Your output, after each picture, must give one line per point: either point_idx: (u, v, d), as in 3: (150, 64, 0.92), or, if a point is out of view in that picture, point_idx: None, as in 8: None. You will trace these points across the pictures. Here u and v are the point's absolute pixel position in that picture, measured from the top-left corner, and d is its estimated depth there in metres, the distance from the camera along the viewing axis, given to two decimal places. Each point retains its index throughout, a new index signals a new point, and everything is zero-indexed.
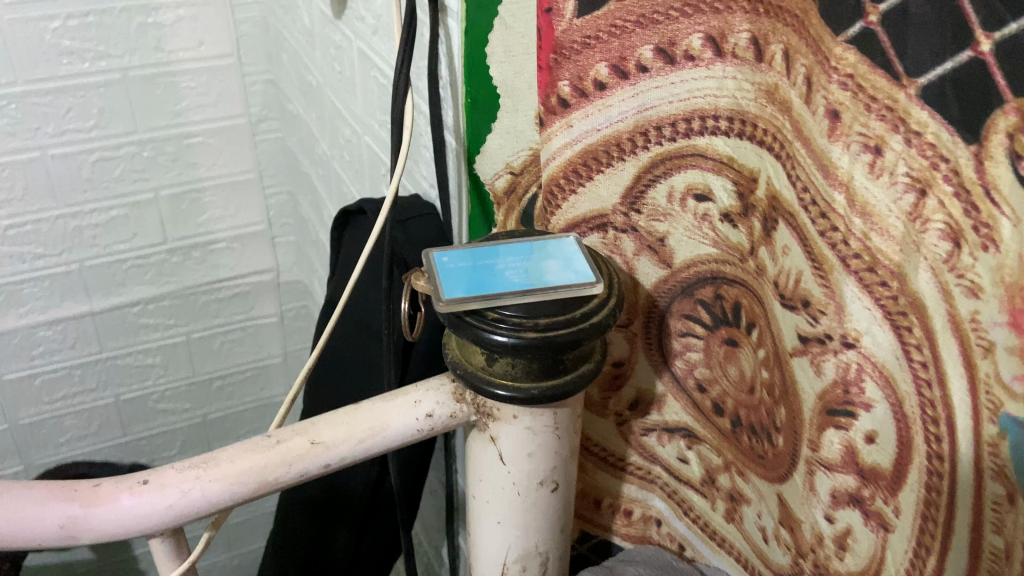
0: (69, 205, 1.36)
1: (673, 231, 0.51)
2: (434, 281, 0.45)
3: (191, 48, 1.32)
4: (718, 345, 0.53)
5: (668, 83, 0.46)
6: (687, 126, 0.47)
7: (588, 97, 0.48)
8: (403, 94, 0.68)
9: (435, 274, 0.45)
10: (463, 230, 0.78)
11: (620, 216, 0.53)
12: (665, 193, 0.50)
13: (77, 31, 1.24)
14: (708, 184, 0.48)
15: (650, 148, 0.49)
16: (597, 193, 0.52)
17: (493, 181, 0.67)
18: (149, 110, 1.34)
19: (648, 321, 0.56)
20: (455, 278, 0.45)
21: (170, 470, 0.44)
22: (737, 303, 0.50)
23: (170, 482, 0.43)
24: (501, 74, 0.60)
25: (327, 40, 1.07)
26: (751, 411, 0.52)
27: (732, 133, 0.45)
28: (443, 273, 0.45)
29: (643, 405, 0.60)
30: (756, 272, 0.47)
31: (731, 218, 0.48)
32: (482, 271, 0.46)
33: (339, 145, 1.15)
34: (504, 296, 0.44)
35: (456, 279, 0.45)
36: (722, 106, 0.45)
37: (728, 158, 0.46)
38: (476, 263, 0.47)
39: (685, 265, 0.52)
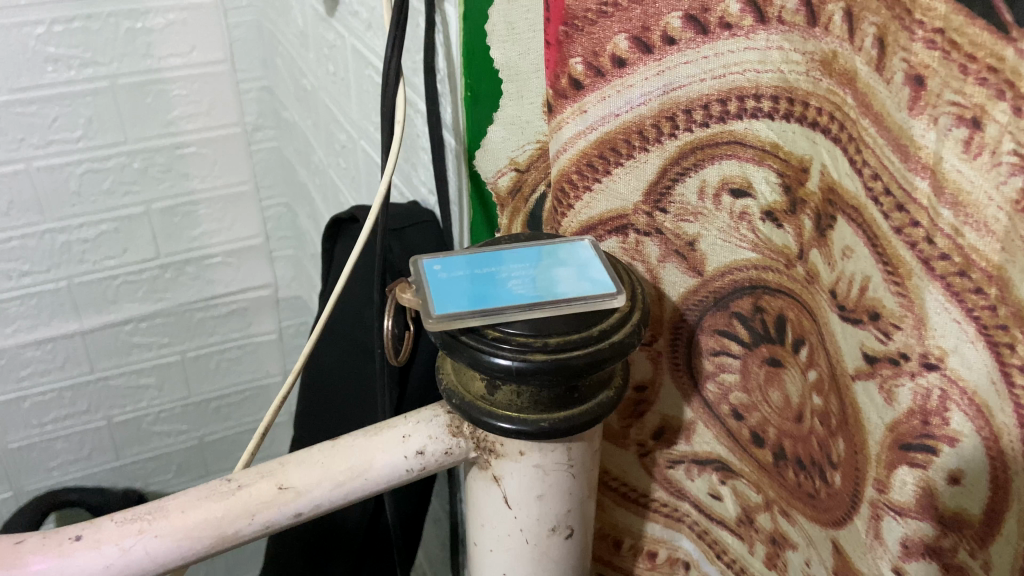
0: (56, 220, 1.29)
1: (705, 233, 0.44)
2: (424, 293, 0.38)
3: (182, 54, 1.26)
4: (758, 365, 0.45)
5: (700, 57, 0.39)
6: (721, 108, 0.40)
7: (605, 77, 0.41)
8: (395, 88, 0.61)
9: (426, 285, 0.38)
10: (465, 237, 0.71)
11: (643, 217, 0.45)
12: (695, 188, 0.43)
13: (62, 38, 1.19)
14: (748, 178, 0.41)
15: (678, 136, 0.42)
16: (616, 190, 0.45)
17: (496, 179, 0.60)
18: (138, 119, 1.27)
19: (675, 339, 0.49)
20: (450, 289, 0.38)
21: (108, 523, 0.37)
22: (782, 316, 0.43)
23: (106, 538, 0.37)
24: (504, 56, 0.53)
25: (321, 40, 1.01)
26: (799, 442, 0.44)
27: (778, 115, 0.38)
28: (435, 284, 0.38)
29: (669, 434, 0.52)
30: (806, 280, 0.40)
31: (775, 216, 0.41)
32: (482, 281, 0.39)
33: (334, 151, 1.09)
34: (506, 310, 0.37)
35: (450, 291, 0.38)
36: (765, 83, 0.38)
37: (772, 145, 0.39)
38: (476, 272, 0.39)
39: (719, 272, 0.44)
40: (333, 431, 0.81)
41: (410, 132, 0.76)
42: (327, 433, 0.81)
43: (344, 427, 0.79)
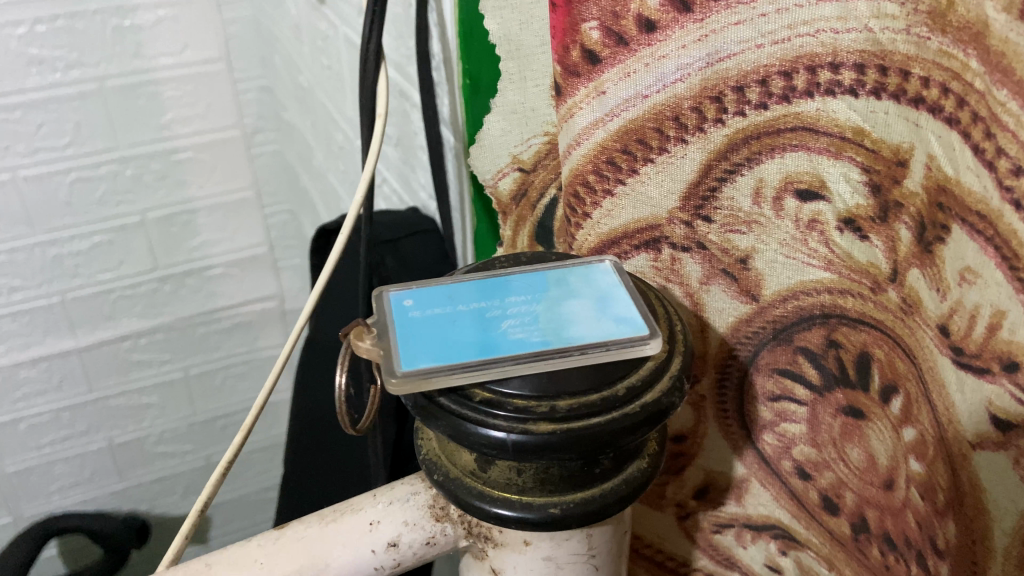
0: (47, 232, 1.21)
1: (762, 247, 0.34)
2: (390, 342, 0.28)
3: (174, 53, 1.17)
4: (831, 415, 0.35)
5: (756, 15, 0.29)
6: (785, 84, 0.30)
7: (629, 46, 0.32)
8: (376, 76, 0.52)
9: (394, 330, 0.28)
10: (468, 248, 0.62)
11: (681, 227, 0.36)
12: (749, 188, 0.33)
13: (45, 38, 1.10)
14: (821, 176, 0.31)
15: (725, 123, 0.32)
16: (645, 194, 0.36)
17: (495, 183, 0.50)
18: (130, 124, 1.18)
19: (723, 379, 0.39)
20: (426, 334, 0.28)
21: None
22: (865, 355, 0.33)
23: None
24: (501, 28, 0.44)
25: (314, 32, 0.92)
26: (887, 516, 0.34)
27: (863, 90, 0.28)
28: (404, 328, 0.29)
29: (714, 493, 0.42)
30: (902, 308, 0.30)
31: (857, 225, 0.31)
32: (469, 320, 0.29)
33: (333, 154, 1.00)
34: (500, 361, 0.27)
35: (424, 336, 0.28)
36: (846, 48, 0.28)
37: (855, 131, 0.29)
38: (462, 307, 0.30)
39: (780, 298, 0.34)
40: (337, 466, 0.72)
41: (407, 129, 0.67)
42: (331, 469, 0.73)
43: (346, 462, 0.71)
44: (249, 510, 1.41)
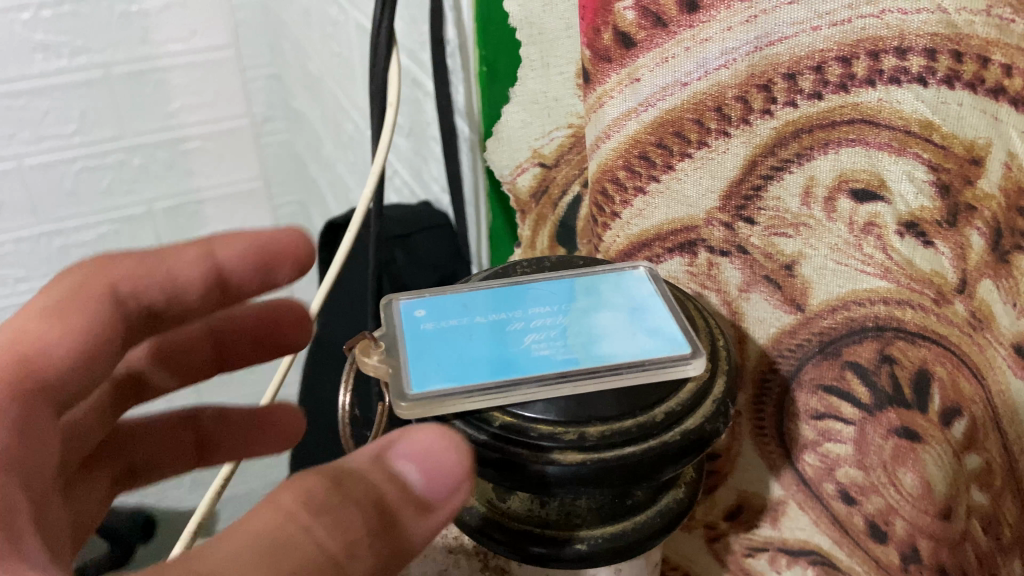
0: (52, 222, 1.19)
1: (811, 252, 0.31)
2: (400, 357, 0.26)
3: (182, 40, 1.12)
4: (882, 436, 0.32)
5: None
6: (843, 71, 0.27)
7: (667, 28, 0.29)
8: (386, 63, 0.49)
9: (403, 344, 0.26)
10: (483, 245, 0.59)
11: (719, 230, 0.33)
12: (798, 187, 0.30)
13: (51, 23, 1.06)
14: (880, 174, 0.28)
15: (773, 114, 0.29)
16: (682, 192, 0.33)
17: (513, 179, 0.47)
18: (137, 113, 1.15)
19: (761, 396, 0.36)
20: (439, 349, 0.26)
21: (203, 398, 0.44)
22: (924, 373, 0.29)
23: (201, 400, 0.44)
24: (522, 10, 0.41)
25: (324, 17, 0.89)
26: (945, 548, 0.31)
27: (933, 78, 0.25)
28: (415, 344, 0.26)
29: (748, 515, 0.39)
30: (970, 324, 0.27)
31: (920, 229, 0.27)
32: (487, 334, 0.26)
33: (343, 144, 0.97)
34: (523, 383, 0.24)
35: (435, 353, 0.26)
36: (915, 31, 0.25)
37: (922, 125, 0.26)
38: (480, 319, 0.27)
39: (827, 309, 0.31)
40: None
41: (419, 119, 0.64)
42: None
43: None
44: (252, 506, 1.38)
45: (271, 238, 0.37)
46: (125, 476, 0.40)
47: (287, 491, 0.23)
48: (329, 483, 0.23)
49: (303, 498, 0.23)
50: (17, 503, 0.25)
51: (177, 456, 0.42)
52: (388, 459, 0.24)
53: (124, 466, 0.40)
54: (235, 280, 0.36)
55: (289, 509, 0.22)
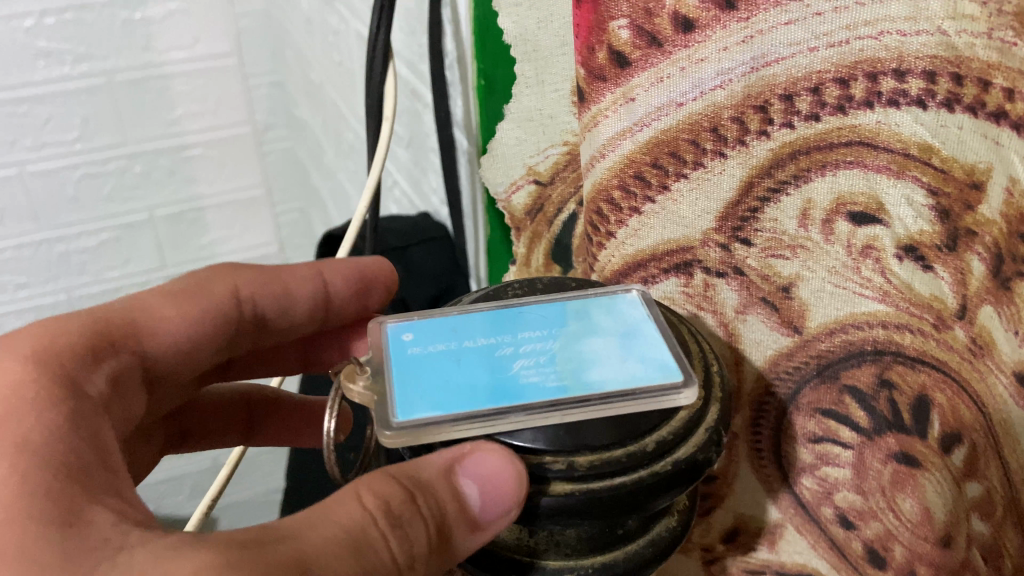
0: (53, 228, 1.19)
1: (808, 275, 0.30)
2: (387, 384, 0.25)
3: (185, 47, 1.12)
4: (881, 461, 0.31)
5: (808, 14, 0.26)
6: (841, 93, 0.26)
7: (663, 48, 0.29)
8: (383, 76, 0.49)
9: (390, 369, 0.26)
10: (481, 258, 0.59)
11: (715, 251, 0.32)
12: (796, 210, 0.29)
13: (54, 31, 1.06)
14: (878, 197, 0.27)
15: (770, 135, 0.28)
16: (678, 213, 0.32)
17: (509, 197, 0.47)
18: (139, 120, 1.15)
19: (758, 418, 0.35)
20: (427, 375, 0.26)
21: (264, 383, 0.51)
22: (923, 399, 0.29)
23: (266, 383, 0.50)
24: (516, 26, 0.40)
25: (325, 26, 0.88)
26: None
27: (933, 101, 0.24)
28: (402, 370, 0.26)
29: (745, 538, 0.38)
30: (970, 350, 0.26)
31: (920, 253, 0.27)
32: (476, 358, 0.26)
33: (343, 153, 0.97)
34: (511, 412, 0.24)
35: (423, 379, 0.25)
36: (914, 53, 0.24)
37: (921, 148, 0.25)
38: (469, 343, 0.27)
39: (824, 332, 0.31)
40: None
41: (418, 130, 0.64)
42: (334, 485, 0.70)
43: None
44: (252, 512, 1.38)
45: (367, 264, 0.45)
46: (177, 437, 0.47)
47: (371, 487, 0.27)
48: (408, 494, 0.26)
49: (383, 504, 0.26)
50: (110, 444, 0.31)
51: (225, 431, 0.49)
52: (453, 478, 0.26)
53: (178, 428, 0.47)
54: (337, 300, 0.45)
55: (370, 512, 0.26)
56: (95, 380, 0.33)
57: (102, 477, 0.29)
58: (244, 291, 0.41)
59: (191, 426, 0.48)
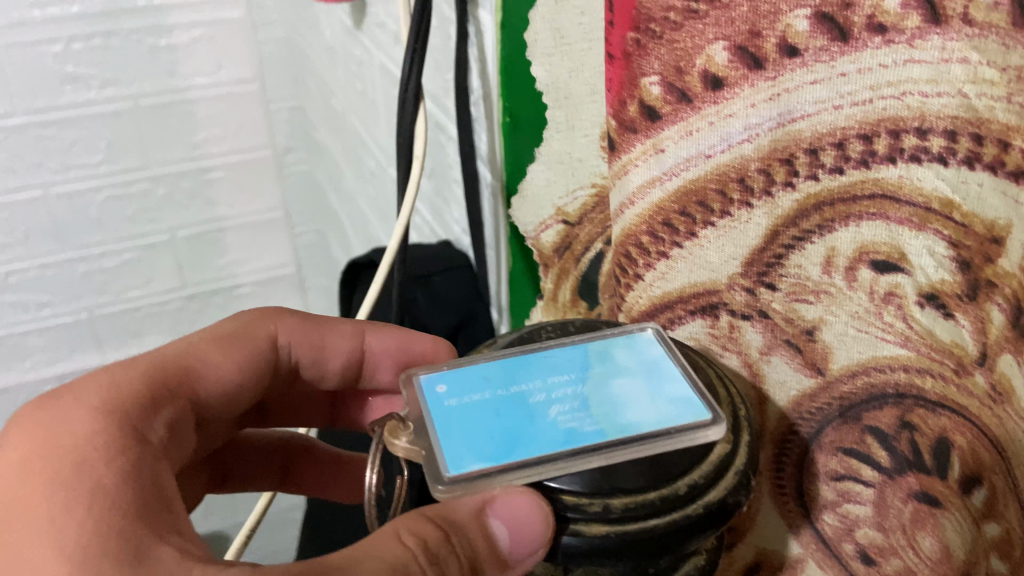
0: (76, 249, 1.21)
1: (832, 319, 0.31)
2: (429, 439, 0.28)
3: (209, 73, 1.15)
4: (901, 500, 0.31)
5: (833, 75, 0.27)
6: (865, 148, 0.27)
7: (693, 103, 0.31)
8: (414, 115, 0.50)
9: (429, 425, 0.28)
10: (503, 289, 0.60)
11: (740, 294, 0.34)
12: (820, 257, 0.30)
13: (81, 56, 1.09)
14: (901, 248, 0.28)
15: (796, 187, 0.30)
16: (704, 258, 0.34)
17: (537, 236, 0.49)
18: (162, 143, 1.17)
19: (780, 456, 0.36)
20: (465, 427, 0.28)
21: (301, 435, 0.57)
22: (944, 441, 0.29)
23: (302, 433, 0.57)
24: (549, 75, 0.43)
25: (348, 56, 0.90)
26: None
27: (954, 158, 0.25)
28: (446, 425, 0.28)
29: (766, 571, 0.39)
30: (989, 396, 0.27)
31: (941, 302, 0.27)
32: (510, 408, 0.29)
33: (364, 178, 0.99)
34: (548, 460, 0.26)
35: (463, 432, 0.28)
36: (936, 113, 0.25)
37: (943, 203, 0.26)
38: (500, 391, 0.30)
39: (847, 374, 0.32)
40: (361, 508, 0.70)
41: (442, 162, 0.65)
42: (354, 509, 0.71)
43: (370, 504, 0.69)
44: (273, 527, 1.40)
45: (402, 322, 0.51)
46: (219, 478, 0.53)
47: (410, 527, 0.29)
48: (442, 535, 0.29)
49: (421, 543, 0.29)
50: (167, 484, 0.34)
51: (263, 475, 0.55)
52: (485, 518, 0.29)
53: (218, 470, 0.53)
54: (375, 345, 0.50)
55: (410, 551, 0.29)
56: (155, 427, 0.37)
57: (164, 516, 0.33)
58: (283, 339, 0.48)
59: (229, 468, 0.54)
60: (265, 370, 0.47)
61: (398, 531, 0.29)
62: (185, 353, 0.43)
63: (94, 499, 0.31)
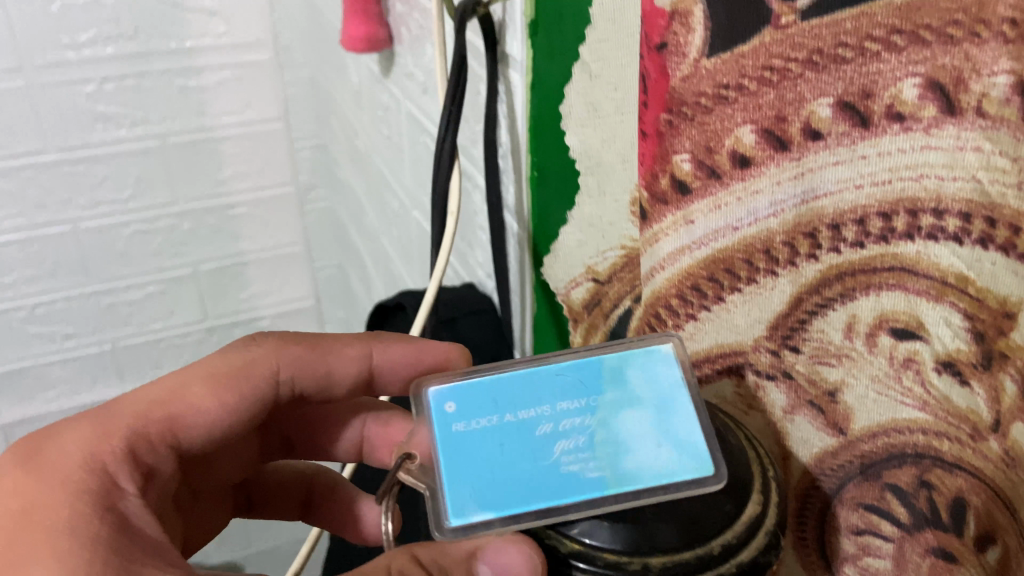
0: (102, 281, 1.24)
1: (853, 382, 0.33)
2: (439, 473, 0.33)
3: (236, 112, 1.18)
4: (920, 555, 0.33)
5: (855, 158, 0.29)
6: (884, 225, 0.29)
7: (721, 180, 0.33)
8: (450, 171, 0.53)
9: (443, 457, 0.33)
10: (526, 334, 0.62)
11: (766, 356, 0.36)
12: (841, 324, 0.32)
13: (112, 96, 1.11)
14: (918, 317, 0.30)
15: (818, 258, 0.32)
16: (731, 321, 0.36)
17: (569, 293, 0.51)
18: (189, 180, 1.20)
19: (803, 510, 0.38)
20: (474, 462, 0.33)
21: (334, 471, 0.59)
22: (960, 500, 0.30)
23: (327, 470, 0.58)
24: (582, 143, 0.45)
25: (375, 101, 0.93)
26: None
27: (968, 237, 0.27)
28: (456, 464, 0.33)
29: None
30: (1003, 461, 0.28)
31: (956, 369, 0.29)
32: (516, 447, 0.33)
33: (387, 218, 1.01)
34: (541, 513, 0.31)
35: (470, 473, 0.32)
36: (951, 196, 0.27)
37: (958, 279, 0.28)
38: (510, 416, 0.34)
39: (867, 434, 0.33)
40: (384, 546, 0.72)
41: (468, 210, 0.67)
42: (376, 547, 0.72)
43: None
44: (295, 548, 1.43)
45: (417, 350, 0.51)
46: (247, 501, 0.58)
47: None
48: (429, 573, 0.34)
49: None
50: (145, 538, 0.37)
51: (286, 504, 0.58)
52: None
53: (245, 495, 0.58)
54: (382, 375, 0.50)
55: None
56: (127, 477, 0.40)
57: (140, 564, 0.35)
58: (285, 374, 0.48)
59: (256, 493, 0.58)
60: (263, 406, 0.47)
61: (391, 569, 0.34)
62: (164, 401, 0.43)
63: (89, 546, 0.35)
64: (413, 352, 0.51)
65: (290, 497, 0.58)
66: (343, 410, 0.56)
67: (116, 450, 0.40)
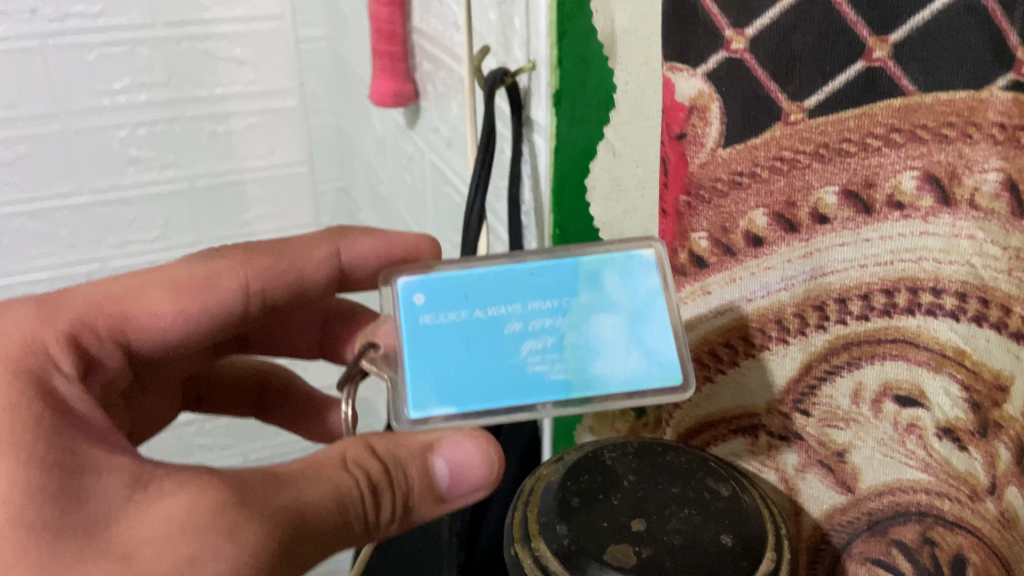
0: None
1: (860, 444, 0.35)
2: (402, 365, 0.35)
3: (261, 156, 1.22)
4: None
5: (859, 240, 0.32)
6: (887, 300, 0.32)
7: (736, 256, 0.36)
8: (477, 232, 0.55)
9: (408, 349, 0.35)
10: None
11: (778, 418, 0.38)
12: (848, 390, 0.35)
13: (144, 141, 1.15)
14: (920, 385, 0.32)
15: (827, 328, 0.34)
16: (745, 384, 0.39)
17: None
18: (216, 221, 1.24)
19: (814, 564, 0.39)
20: (438, 357, 0.35)
21: (281, 368, 0.64)
22: (959, 558, 0.32)
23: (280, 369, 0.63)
24: (605, 214, 0.50)
25: (399, 150, 0.96)
26: None
27: (964, 315, 0.29)
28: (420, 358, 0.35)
29: None
30: (999, 521, 0.30)
31: (956, 435, 0.31)
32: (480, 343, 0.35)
33: None
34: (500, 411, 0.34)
35: (434, 369, 0.35)
36: (949, 277, 0.29)
37: (955, 352, 0.30)
38: (479, 312, 0.35)
39: (874, 493, 0.35)
40: None
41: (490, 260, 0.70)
42: None
43: None
44: None
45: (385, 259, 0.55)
46: (195, 397, 0.61)
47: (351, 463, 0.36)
48: (384, 468, 0.37)
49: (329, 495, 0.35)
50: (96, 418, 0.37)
51: (239, 402, 0.62)
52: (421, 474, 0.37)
53: (194, 392, 0.61)
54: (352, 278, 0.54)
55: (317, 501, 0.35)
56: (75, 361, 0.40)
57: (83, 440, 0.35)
58: (253, 287, 0.49)
59: (205, 390, 0.61)
60: (230, 320, 0.49)
61: (346, 455, 0.37)
62: (123, 302, 0.44)
63: (25, 427, 0.34)
64: (382, 247, 0.55)
65: (243, 394, 0.62)
66: (314, 318, 0.61)
67: (67, 339, 0.41)
